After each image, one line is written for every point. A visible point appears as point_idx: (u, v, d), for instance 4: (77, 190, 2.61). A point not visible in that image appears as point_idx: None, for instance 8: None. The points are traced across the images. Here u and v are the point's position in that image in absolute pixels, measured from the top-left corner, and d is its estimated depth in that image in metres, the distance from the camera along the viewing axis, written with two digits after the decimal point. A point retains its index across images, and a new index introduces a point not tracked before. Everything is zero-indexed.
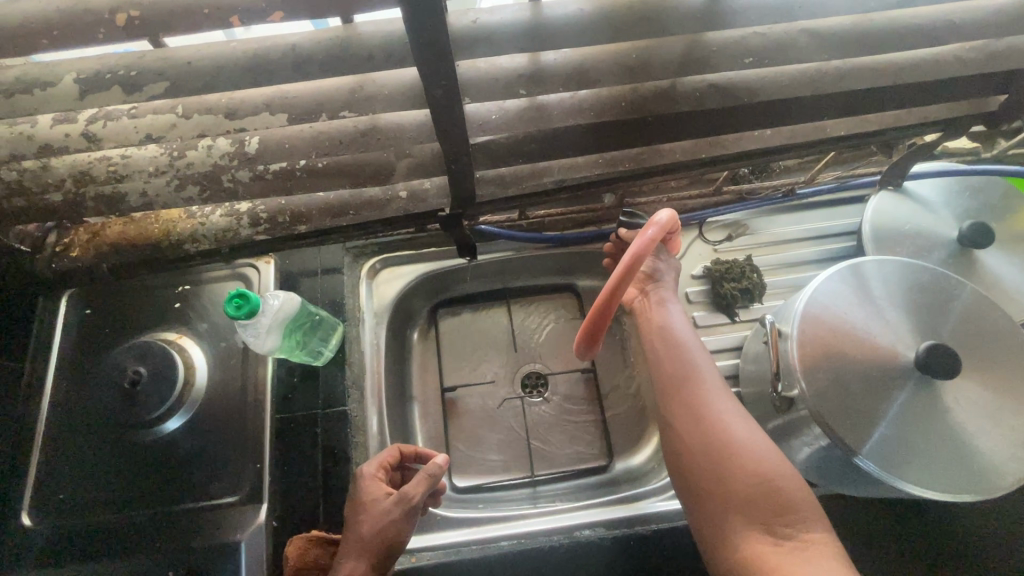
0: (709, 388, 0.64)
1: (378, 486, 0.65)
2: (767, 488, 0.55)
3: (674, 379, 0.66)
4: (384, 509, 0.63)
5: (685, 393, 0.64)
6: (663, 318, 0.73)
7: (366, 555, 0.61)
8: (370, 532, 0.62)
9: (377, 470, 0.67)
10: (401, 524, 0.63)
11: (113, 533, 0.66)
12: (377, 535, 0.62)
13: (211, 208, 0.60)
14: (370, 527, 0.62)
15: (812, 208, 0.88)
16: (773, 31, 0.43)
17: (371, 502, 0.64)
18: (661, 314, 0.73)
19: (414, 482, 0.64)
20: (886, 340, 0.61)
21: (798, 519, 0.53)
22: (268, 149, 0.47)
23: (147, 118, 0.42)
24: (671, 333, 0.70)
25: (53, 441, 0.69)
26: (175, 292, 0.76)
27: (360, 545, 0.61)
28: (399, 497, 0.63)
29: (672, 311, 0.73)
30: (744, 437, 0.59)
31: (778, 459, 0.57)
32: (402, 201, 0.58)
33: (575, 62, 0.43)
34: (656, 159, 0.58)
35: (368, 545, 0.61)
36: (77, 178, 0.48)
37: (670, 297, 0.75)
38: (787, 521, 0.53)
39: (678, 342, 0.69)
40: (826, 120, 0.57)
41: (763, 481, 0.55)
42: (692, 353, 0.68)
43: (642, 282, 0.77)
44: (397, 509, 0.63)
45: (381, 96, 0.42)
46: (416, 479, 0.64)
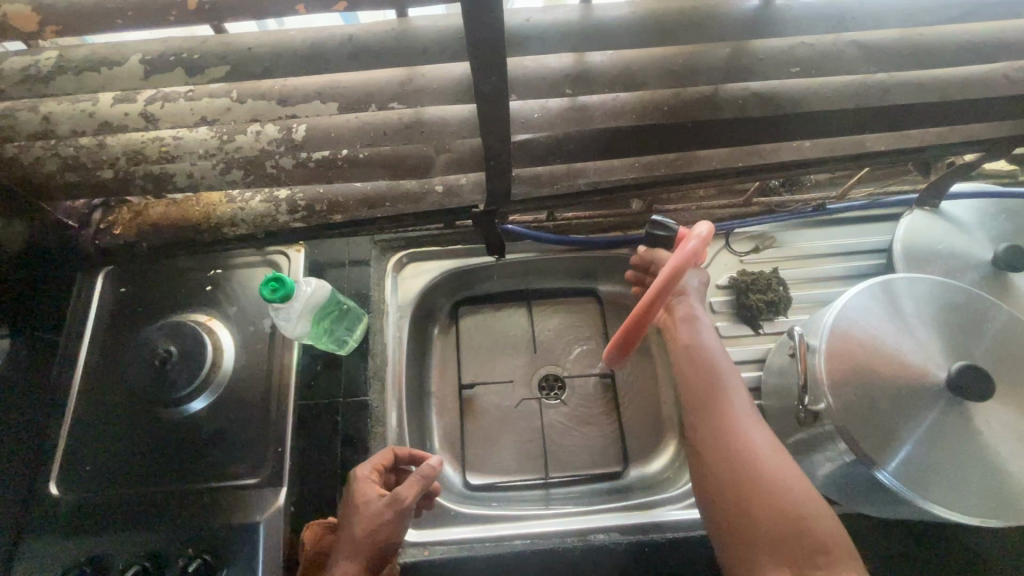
0: (738, 414, 0.62)
1: (370, 486, 0.64)
2: (799, 528, 0.54)
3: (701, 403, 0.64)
4: (373, 514, 0.61)
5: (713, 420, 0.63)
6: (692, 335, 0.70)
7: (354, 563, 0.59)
8: (362, 534, 0.60)
9: (370, 472, 0.66)
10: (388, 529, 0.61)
11: (131, 508, 0.66)
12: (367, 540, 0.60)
13: (250, 194, 0.61)
14: (362, 528, 0.61)
15: (842, 224, 0.87)
16: (821, 41, 0.43)
17: (363, 503, 0.62)
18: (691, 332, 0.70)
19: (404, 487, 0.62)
20: (917, 358, 0.60)
21: (828, 560, 0.53)
22: (314, 138, 0.48)
23: (202, 101, 0.43)
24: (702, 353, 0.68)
25: (85, 413, 0.70)
26: (207, 275, 0.78)
27: (349, 551, 0.60)
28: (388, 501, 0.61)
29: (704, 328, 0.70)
30: (772, 470, 0.58)
31: (811, 498, 0.56)
32: (437, 195, 0.59)
33: (620, 64, 0.43)
34: (692, 165, 0.58)
35: (356, 551, 0.60)
36: (130, 157, 0.49)
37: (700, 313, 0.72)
38: (817, 562, 0.53)
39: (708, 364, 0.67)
40: (866, 135, 0.57)
41: (794, 519, 0.54)
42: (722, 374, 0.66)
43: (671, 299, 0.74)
44: (387, 513, 0.61)
45: (430, 89, 0.43)
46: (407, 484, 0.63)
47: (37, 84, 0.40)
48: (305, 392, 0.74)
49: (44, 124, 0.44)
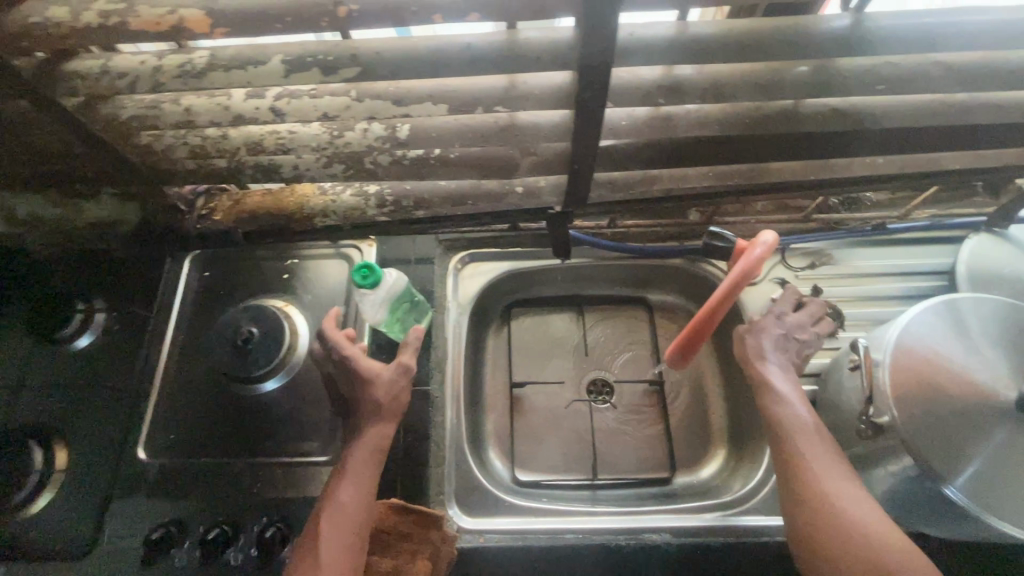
0: (840, 492, 0.59)
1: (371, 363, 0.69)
2: None
3: (796, 482, 0.61)
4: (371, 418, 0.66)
5: (812, 499, 0.59)
6: (778, 403, 0.67)
7: (363, 478, 0.63)
8: (388, 398, 0.67)
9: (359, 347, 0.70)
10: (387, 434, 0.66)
11: (211, 476, 0.71)
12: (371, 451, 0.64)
13: (341, 188, 0.65)
14: (386, 392, 0.67)
15: (902, 245, 0.87)
16: (907, 61, 0.45)
17: (375, 375, 0.67)
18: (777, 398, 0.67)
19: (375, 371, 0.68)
20: (984, 378, 0.60)
21: None
22: (416, 136, 0.52)
23: (325, 98, 0.48)
24: (788, 422, 0.65)
25: (171, 385, 0.76)
26: (285, 264, 0.83)
27: (356, 464, 0.64)
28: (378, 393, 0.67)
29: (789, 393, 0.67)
30: (868, 542, 0.55)
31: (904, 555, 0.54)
32: (516, 196, 0.62)
33: (712, 77, 0.46)
34: (764, 176, 0.60)
35: (361, 466, 0.63)
36: (249, 148, 0.54)
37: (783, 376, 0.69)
38: None
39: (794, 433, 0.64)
40: (940, 153, 0.58)
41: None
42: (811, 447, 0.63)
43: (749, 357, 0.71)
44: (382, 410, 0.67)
45: (532, 95, 0.47)
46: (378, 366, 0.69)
47: (190, 80, 0.45)
48: None
49: (185, 115, 0.49)
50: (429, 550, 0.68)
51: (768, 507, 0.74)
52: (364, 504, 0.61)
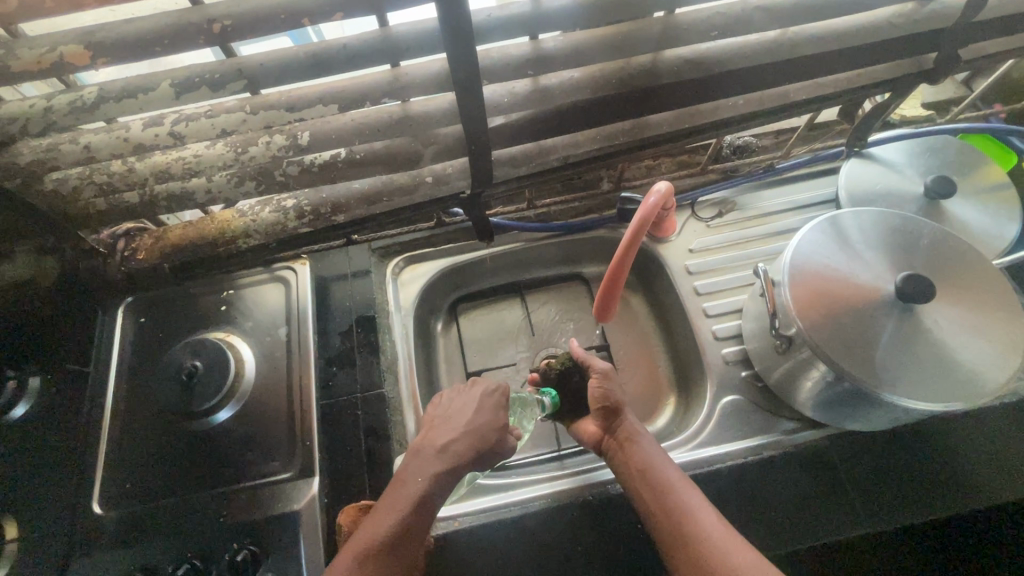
0: (714, 535, 0.61)
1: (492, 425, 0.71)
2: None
3: (677, 534, 0.62)
4: (467, 438, 0.68)
5: (693, 546, 0.60)
6: (643, 458, 0.68)
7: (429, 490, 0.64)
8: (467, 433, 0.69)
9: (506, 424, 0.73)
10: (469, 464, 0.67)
11: (173, 515, 0.70)
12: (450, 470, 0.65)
13: (260, 207, 0.68)
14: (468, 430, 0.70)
15: (793, 182, 0.96)
16: (731, 8, 0.52)
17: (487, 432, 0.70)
18: (640, 455, 0.69)
19: (482, 408, 0.72)
20: (868, 278, 0.68)
21: None
22: (317, 140, 0.55)
23: (221, 116, 0.51)
24: (655, 477, 0.66)
25: (120, 435, 0.75)
26: (221, 296, 0.84)
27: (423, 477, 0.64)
28: (479, 422, 0.70)
29: (647, 444, 0.70)
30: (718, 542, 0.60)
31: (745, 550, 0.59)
32: (428, 185, 0.66)
33: (569, 44, 0.52)
34: (646, 131, 0.67)
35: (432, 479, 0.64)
36: (157, 177, 0.56)
37: (640, 430, 0.71)
38: None
39: (665, 486, 0.65)
40: (788, 87, 0.66)
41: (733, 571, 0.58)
42: (682, 496, 0.64)
43: (605, 416, 0.74)
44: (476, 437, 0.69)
45: (415, 83, 0.52)
46: (483, 403, 0.73)
47: (84, 114, 0.47)
48: (326, 392, 0.79)
49: (85, 152, 0.51)
50: None
51: (717, 438, 0.79)
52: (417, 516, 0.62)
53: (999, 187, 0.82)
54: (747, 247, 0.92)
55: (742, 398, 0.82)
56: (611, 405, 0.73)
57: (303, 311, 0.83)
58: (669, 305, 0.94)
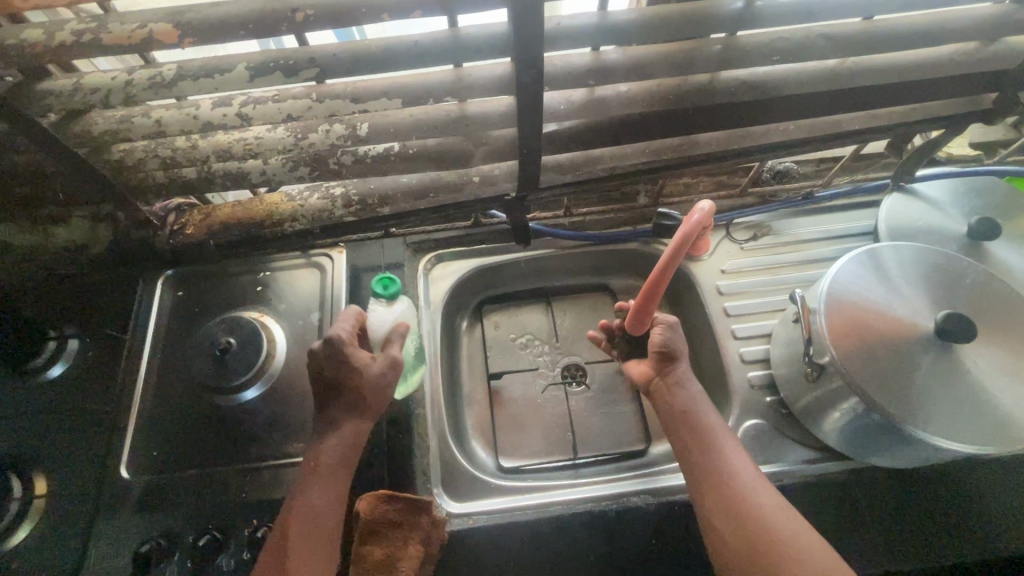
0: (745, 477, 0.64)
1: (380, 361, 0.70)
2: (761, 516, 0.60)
3: (713, 472, 0.64)
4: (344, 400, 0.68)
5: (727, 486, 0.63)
6: (687, 400, 0.70)
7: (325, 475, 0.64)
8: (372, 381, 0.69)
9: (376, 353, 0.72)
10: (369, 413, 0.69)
11: (196, 486, 0.71)
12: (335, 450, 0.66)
13: (309, 192, 0.70)
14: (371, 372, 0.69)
15: (832, 212, 0.96)
16: (796, 34, 0.53)
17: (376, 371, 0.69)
18: (686, 397, 0.71)
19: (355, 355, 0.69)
20: (907, 313, 0.67)
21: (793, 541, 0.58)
22: (375, 132, 0.57)
23: (288, 102, 0.52)
24: (697, 419, 0.69)
25: (150, 404, 0.77)
26: (257, 277, 0.86)
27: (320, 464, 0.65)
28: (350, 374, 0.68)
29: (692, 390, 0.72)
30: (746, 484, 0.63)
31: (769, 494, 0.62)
32: (474, 184, 0.67)
33: (632, 57, 0.53)
34: (694, 148, 0.67)
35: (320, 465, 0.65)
36: (218, 156, 0.58)
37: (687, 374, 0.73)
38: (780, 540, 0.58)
39: (704, 427, 0.68)
40: (841, 116, 0.66)
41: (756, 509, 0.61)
42: (718, 439, 0.67)
43: (660, 358, 0.74)
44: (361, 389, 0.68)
45: (478, 84, 0.53)
46: (349, 347, 0.68)
47: (161, 90, 0.49)
48: None
49: (156, 126, 0.53)
50: (422, 534, 0.70)
51: None
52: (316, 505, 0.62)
53: None
54: (781, 273, 0.92)
55: (766, 424, 0.81)
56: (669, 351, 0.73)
57: (336, 298, 0.85)
58: (696, 324, 0.94)
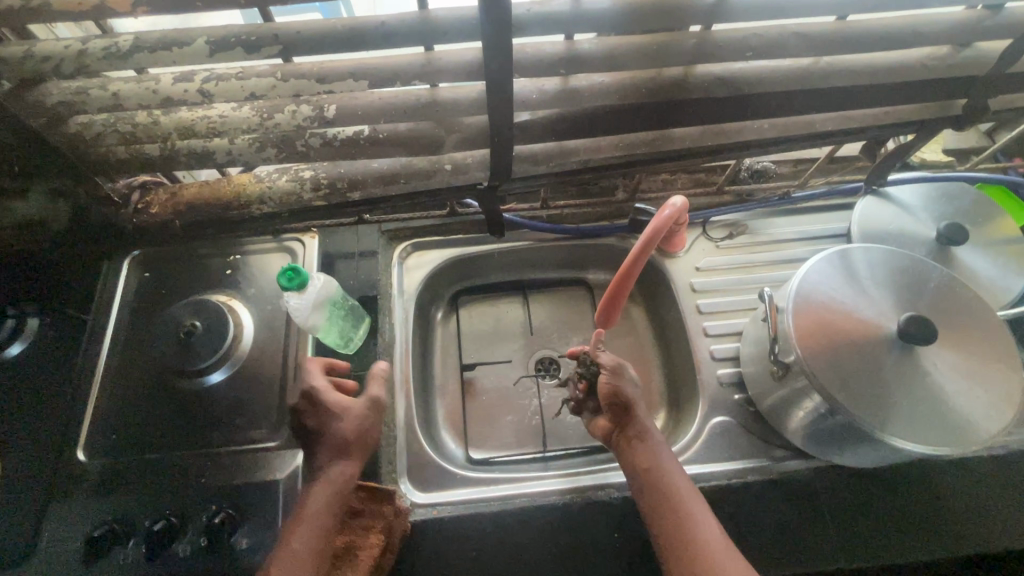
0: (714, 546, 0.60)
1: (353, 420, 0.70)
2: None
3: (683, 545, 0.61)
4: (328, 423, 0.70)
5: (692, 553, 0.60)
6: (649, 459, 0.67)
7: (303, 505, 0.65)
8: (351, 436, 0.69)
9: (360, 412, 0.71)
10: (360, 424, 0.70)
11: (155, 470, 0.70)
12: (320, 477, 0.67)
13: (278, 174, 0.68)
14: (350, 428, 0.69)
15: (807, 213, 0.96)
16: (769, 31, 0.53)
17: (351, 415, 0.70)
18: (648, 454, 0.67)
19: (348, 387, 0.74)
20: (872, 315, 0.68)
21: None
22: (343, 115, 0.56)
23: (252, 79, 0.51)
24: (662, 482, 0.65)
25: (111, 386, 0.75)
26: (226, 260, 0.85)
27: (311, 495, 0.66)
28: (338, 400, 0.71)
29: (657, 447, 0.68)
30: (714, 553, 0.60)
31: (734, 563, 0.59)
32: (447, 172, 0.67)
33: (604, 48, 0.53)
34: (668, 144, 0.67)
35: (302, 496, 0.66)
36: (181, 133, 0.56)
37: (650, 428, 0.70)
38: None
39: (671, 490, 0.64)
40: (815, 116, 0.66)
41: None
42: (686, 502, 0.64)
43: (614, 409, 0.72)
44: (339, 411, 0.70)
45: (448, 70, 0.52)
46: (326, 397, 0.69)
47: (117, 61, 0.47)
48: None
49: (114, 100, 0.52)
50: (383, 523, 0.71)
51: (703, 457, 0.80)
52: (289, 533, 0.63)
53: (1010, 241, 0.83)
54: (754, 272, 0.92)
55: (733, 421, 0.82)
56: (624, 402, 0.70)
57: None
58: (670, 321, 0.94)
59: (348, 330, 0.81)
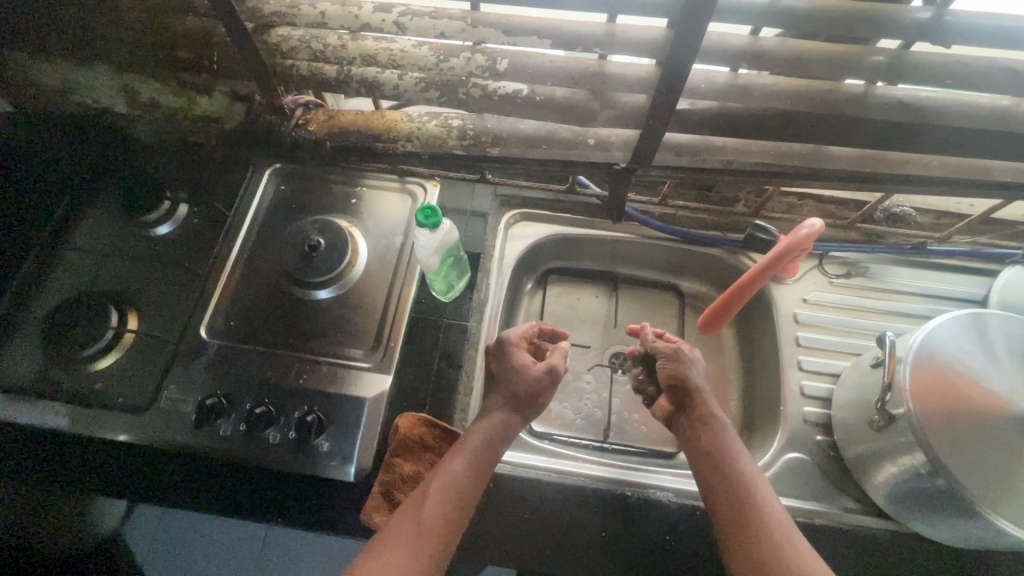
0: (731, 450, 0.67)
1: (523, 367, 0.75)
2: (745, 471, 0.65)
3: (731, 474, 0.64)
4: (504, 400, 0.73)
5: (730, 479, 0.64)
6: (712, 440, 0.68)
7: (474, 474, 0.65)
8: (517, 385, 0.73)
9: (531, 368, 0.75)
10: (515, 427, 0.72)
11: (257, 361, 0.76)
12: (480, 454, 0.67)
13: (428, 118, 0.71)
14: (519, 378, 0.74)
15: (938, 269, 0.90)
16: (975, 61, 0.50)
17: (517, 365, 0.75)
18: (712, 438, 0.68)
19: (520, 359, 0.75)
20: (1000, 387, 0.63)
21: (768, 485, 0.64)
22: (512, 70, 0.59)
23: (444, 21, 0.54)
24: (720, 446, 0.67)
25: (235, 282, 0.83)
26: (353, 190, 0.90)
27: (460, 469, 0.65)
28: (515, 380, 0.74)
29: (722, 429, 0.69)
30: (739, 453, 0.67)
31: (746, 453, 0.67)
32: (588, 146, 0.68)
33: (790, 50, 0.52)
34: (821, 161, 0.65)
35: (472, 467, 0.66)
36: (362, 60, 0.61)
37: (718, 415, 0.70)
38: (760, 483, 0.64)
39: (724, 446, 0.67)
40: (993, 163, 0.62)
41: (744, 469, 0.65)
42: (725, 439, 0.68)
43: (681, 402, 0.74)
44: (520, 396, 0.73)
45: (626, 43, 0.54)
46: (514, 351, 0.76)
47: None
48: (417, 307, 0.84)
49: (319, 18, 0.57)
50: None
51: (770, 486, 0.77)
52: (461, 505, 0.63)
53: None
54: (864, 317, 0.88)
55: (809, 460, 0.79)
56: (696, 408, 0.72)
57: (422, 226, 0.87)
58: (762, 346, 0.91)
59: (452, 280, 0.86)
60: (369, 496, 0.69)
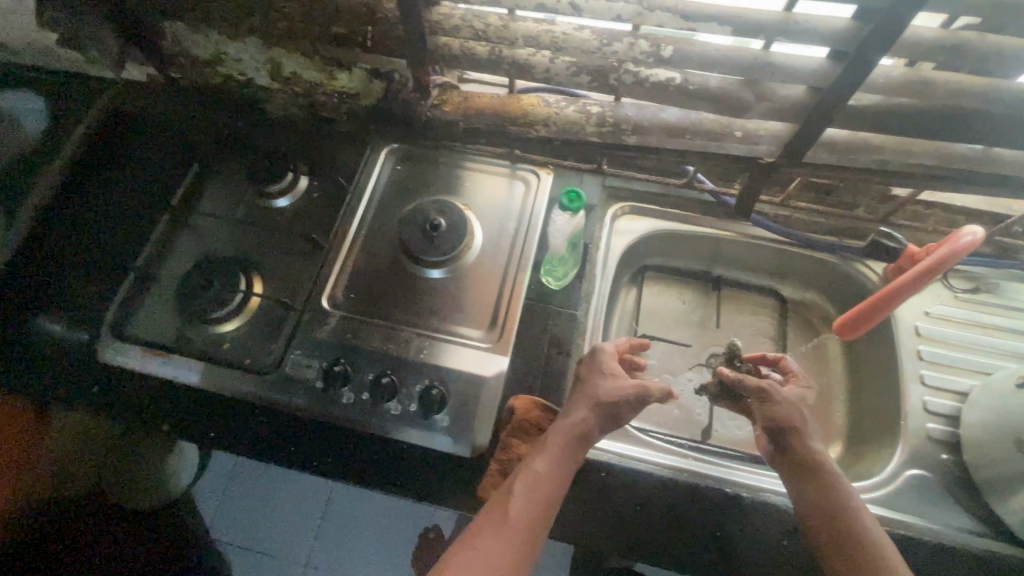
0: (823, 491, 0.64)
1: (606, 379, 0.69)
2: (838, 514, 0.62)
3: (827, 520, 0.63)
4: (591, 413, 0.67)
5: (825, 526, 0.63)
6: (805, 476, 0.65)
7: (557, 478, 0.63)
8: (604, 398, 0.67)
9: (614, 382, 0.69)
10: (594, 434, 0.66)
11: (375, 334, 0.77)
12: (563, 457, 0.64)
13: (566, 103, 0.71)
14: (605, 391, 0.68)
15: None
16: None
17: (606, 374, 0.70)
18: (806, 475, 0.65)
19: (605, 370, 0.70)
20: None
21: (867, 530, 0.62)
22: (677, 56, 0.58)
23: (621, 3, 0.54)
24: (814, 485, 0.65)
25: (355, 255, 0.85)
26: (468, 173, 0.91)
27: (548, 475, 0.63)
28: (597, 391, 0.68)
29: (818, 467, 0.65)
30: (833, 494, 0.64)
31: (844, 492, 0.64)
32: (734, 139, 0.67)
33: (991, 44, 0.49)
34: (986, 166, 0.62)
35: (554, 472, 0.63)
36: (523, 41, 0.61)
37: (811, 450, 0.67)
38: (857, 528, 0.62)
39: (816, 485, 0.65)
40: None
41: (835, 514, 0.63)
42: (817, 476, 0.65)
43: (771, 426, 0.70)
44: (603, 409, 0.67)
45: (808, 33, 0.52)
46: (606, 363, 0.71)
47: None
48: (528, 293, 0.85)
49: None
50: None
51: (893, 502, 0.74)
52: (543, 509, 0.61)
53: None
54: (992, 334, 0.84)
55: (934, 479, 0.75)
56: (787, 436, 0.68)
57: (535, 212, 0.87)
58: (875, 358, 0.88)
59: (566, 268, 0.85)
60: (489, 475, 0.70)
